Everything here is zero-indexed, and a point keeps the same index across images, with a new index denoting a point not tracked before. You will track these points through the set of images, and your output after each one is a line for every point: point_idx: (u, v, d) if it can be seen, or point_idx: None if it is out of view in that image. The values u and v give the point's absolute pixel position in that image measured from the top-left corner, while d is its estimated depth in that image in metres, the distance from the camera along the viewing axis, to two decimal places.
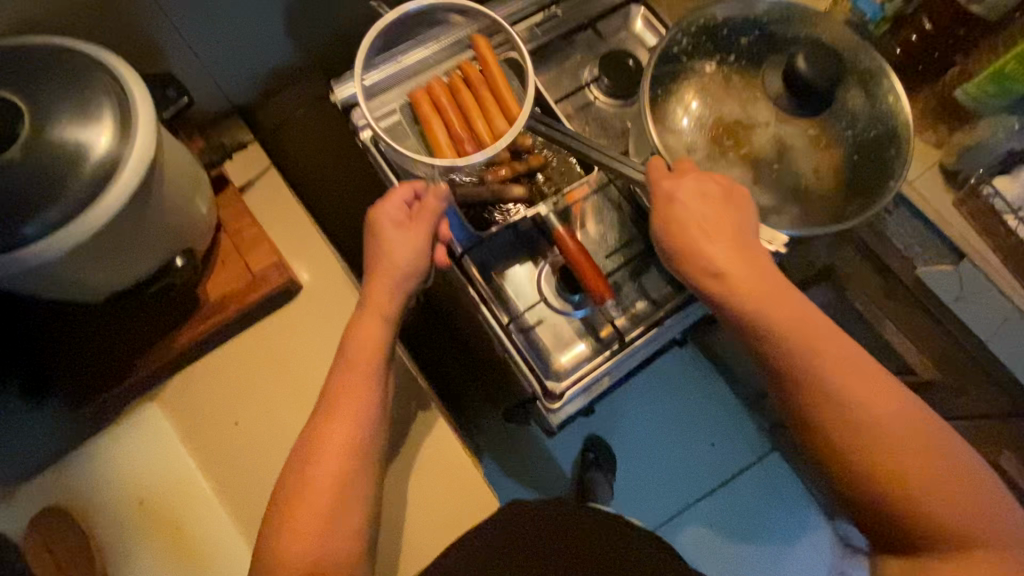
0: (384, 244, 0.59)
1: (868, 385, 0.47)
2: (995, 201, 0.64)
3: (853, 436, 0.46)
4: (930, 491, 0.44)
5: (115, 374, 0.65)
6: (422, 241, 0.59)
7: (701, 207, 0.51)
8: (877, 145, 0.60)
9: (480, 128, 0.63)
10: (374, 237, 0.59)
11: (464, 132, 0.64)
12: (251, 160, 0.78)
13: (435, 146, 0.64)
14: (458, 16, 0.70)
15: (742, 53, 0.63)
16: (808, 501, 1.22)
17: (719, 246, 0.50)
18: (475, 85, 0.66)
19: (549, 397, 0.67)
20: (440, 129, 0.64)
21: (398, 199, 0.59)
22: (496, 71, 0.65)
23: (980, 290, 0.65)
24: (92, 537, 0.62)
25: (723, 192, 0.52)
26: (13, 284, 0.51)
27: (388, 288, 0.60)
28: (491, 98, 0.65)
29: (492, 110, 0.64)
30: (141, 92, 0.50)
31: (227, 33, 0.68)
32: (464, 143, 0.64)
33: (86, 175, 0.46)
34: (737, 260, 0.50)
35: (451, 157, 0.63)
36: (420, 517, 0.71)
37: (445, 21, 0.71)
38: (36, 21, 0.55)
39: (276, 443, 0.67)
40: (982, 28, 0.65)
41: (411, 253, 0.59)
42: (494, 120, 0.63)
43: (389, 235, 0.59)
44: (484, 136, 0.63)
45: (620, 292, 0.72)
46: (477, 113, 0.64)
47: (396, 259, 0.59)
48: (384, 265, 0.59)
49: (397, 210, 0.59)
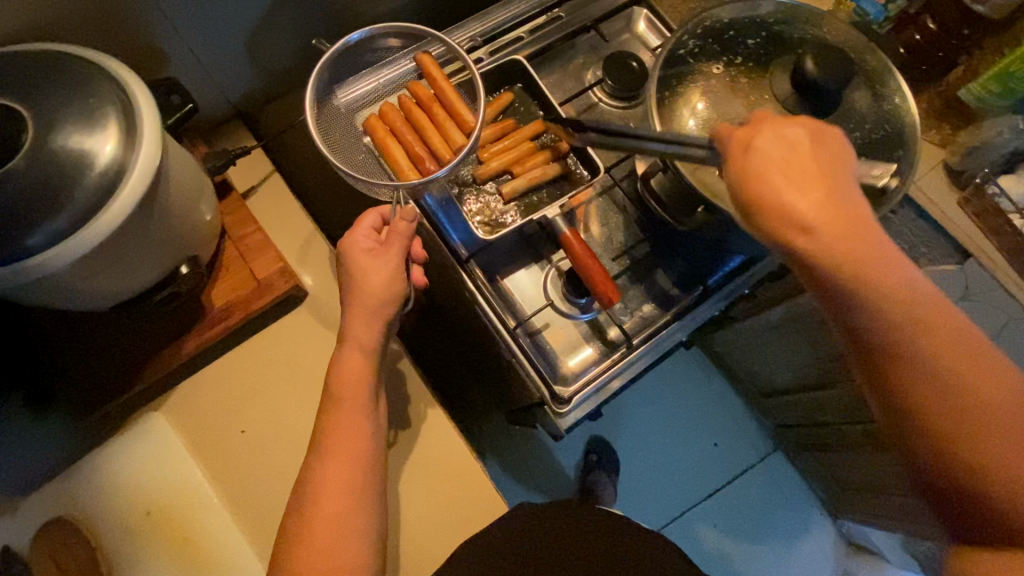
0: (357, 273, 0.56)
1: (980, 365, 0.41)
2: (1001, 200, 0.64)
3: (948, 415, 0.41)
4: (1017, 469, 0.40)
5: (119, 384, 0.64)
6: (398, 265, 0.56)
7: (781, 157, 0.42)
8: (885, 146, 0.60)
9: (439, 145, 0.63)
10: (347, 266, 0.56)
11: (425, 152, 0.64)
12: (253, 165, 0.77)
13: (398, 171, 0.63)
14: (396, 40, 0.69)
15: (750, 55, 0.62)
16: (810, 499, 1.23)
17: (813, 201, 0.41)
18: (426, 105, 0.65)
19: (557, 401, 0.67)
20: (401, 155, 0.64)
21: (366, 225, 0.57)
22: (445, 87, 0.64)
23: (985, 288, 0.66)
24: (99, 547, 0.61)
25: (808, 134, 0.44)
26: (17, 294, 0.51)
27: (365, 319, 0.56)
28: (444, 114, 0.64)
29: (448, 127, 0.63)
30: (147, 101, 0.49)
31: (229, 37, 0.67)
32: (427, 163, 0.63)
33: (90, 185, 0.46)
34: (844, 223, 0.41)
35: (416, 179, 0.63)
36: (428, 523, 0.70)
37: (385, 45, 0.69)
38: (35, 28, 0.54)
39: (288, 450, 0.67)
40: (986, 27, 0.65)
41: (388, 278, 0.56)
42: (452, 135, 0.63)
43: (360, 265, 0.56)
44: (442, 151, 0.62)
45: (627, 294, 0.72)
46: (433, 132, 0.64)
47: (371, 287, 0.55)
48: (358, 293, 0.56)
49: (367, 238, 0.57)
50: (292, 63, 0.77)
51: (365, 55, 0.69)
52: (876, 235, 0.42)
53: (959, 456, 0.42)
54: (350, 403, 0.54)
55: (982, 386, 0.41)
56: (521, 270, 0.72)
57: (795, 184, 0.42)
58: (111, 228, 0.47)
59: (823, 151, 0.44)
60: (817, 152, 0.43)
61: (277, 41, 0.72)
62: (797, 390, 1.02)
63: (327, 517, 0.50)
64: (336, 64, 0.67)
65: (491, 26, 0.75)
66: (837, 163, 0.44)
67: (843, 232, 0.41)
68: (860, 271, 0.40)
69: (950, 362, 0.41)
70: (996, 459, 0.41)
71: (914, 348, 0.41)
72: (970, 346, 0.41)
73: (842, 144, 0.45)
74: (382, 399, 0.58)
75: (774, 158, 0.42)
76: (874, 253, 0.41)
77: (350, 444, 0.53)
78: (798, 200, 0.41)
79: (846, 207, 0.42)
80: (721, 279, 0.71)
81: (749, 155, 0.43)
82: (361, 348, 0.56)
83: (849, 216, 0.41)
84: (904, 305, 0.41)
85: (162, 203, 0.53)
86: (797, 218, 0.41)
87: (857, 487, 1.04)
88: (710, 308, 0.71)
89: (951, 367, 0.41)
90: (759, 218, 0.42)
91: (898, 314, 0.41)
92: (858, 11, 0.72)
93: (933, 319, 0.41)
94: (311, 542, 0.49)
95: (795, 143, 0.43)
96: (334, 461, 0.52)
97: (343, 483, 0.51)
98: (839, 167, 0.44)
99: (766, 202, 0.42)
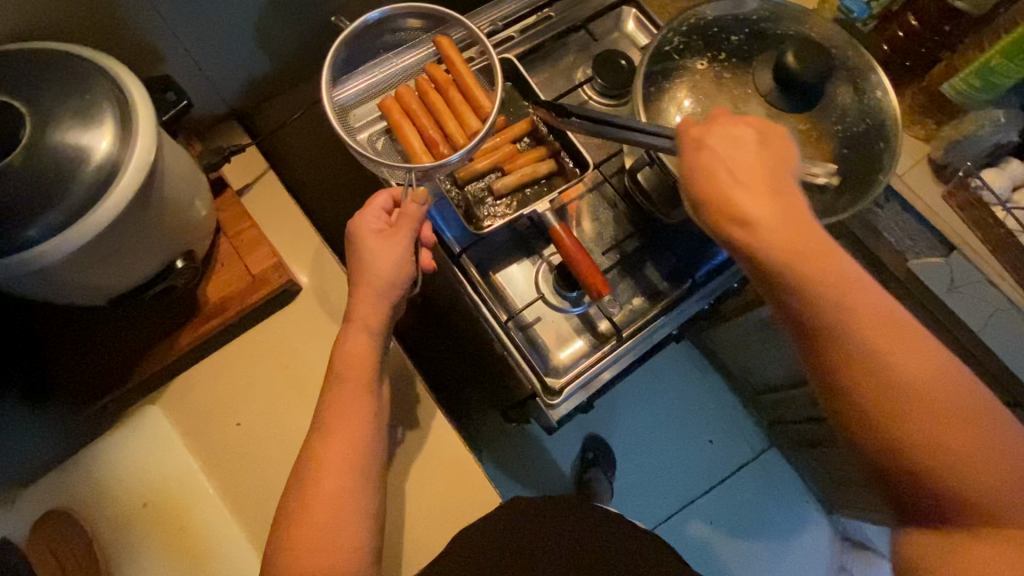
0: (365, 254, 0.57)
1: (924, 358, 0.41)
2: (983, 193, 0.65)
3: (898, 412, 0.40)
4: (967, 464, 0.40)
5: (117, 377, 0.65)
6: (407, 249, 0.57)
7: (727, 154, 0.45)
8: (867, 139, 0.61)
9: (453, 128, 0.64)
10: (354, 250, 0.58)
11: (438, 135, 0.65)
12: (248, 163, 0.78)
13: (411, 152, 0.64)
14: (415, 20, 0.70)
15: (733, 51, 0.64)
16: (804, 496, 1.23)
17: (768, 210, 0.43)
18: (443, 88, 0.67)
19: (548, 392, 0.68)
20: (414, 136, 0.65)
21: (378, 206, 0.59)
22: (462, 71, 0.65)
23: (970, 281, 0.67)
24: (96, 539, 0.62)
25: (758, 133, 0.47)
26: (14, 287, 0.51)
27: (372, 301, 0.57)
28: (460, 98, 0.66)
29: (463, 110, 0.65)
30: (143, 97, 0.51)
31: (224, 37, 0.68)
32: (439, 146, 0.64)
33: (87, 178, 0.47)
34: (785, 218, 0.43)
35: (428, 161, 0.64)
36: (422, 517, 0.71)
37: (404, 25, 0.70)
38: (33, 27, 0.55)
39: (283, 444, 0.67)
40: (966, 24, 0.66)
41: (395, 260, 0.57)
42: (466, 119, 0.65)
43: (368, 247, 0.57)
44: (456, 136, 0.64)
45: (617, 288, 0.73)
46: (448, 114, 0.65)
47: (379, 269, 0.56)
48: (365, 277, 0.57)
49: (376, 220, 0.58)
50: (287, 63, 0.78)
51: (384, 37, 0.70)
52: (816, 230, 0.44)
53: (909, 453, 0.41)
54: (345, 392, 0.55)
55: (928, 379, 0.40)
56: (514, 265, 0.73)
57: (739, 180, 0.44)
58: (108, 220, 0.48)
59: (770, 149, 0.47)
60: (764, 150, 0.46)
61: (271, 41, 0.73)
62: (790, 386, 1.03)
63: (321, 505, 0.51)
64: (355, 44, 0.68)
65: (483, 25, 0.76)
66: (783, 161, 0.46)
67: (783, 227, 0.43)
68: (801, 266, 0.42)
69: (892, 355, 0.41)
70: (947, 453, 0.40)
71: (856, 342, 0.41)
72: (911, 339, 0.41)
73: (790, 143, 0.48)
74: (383, 389, 0.59)
75: (720, 156, 0.45)
76: (814, 248, 0.43)
77: (349, 428, 0.54)
78: (740, 195, 0.44)
79: (788, 204, 0.44)
80: (708, 274, 0.72)
81: (698, 151, 0.46)
82: (365, 330, 0.57)
83: (789, 210, 0.44)
84: (844, 299, 0.41)
85: (158, 197, 0.54)
86: (738, 212, 0.43)
87: (849, 483, 1.05)
88: (697, 302, 0.72)
89: (894, 362, 0.41)
90: (706, 212, 0.45)
91: (838, 310, 0.41)
92: (843, 9, 0.73)
93: (870, 312, 0.41)
94: (304, 530, 0.50)
95: (742, 142, 0.46)
96: (329, 448, 0.53)
97: (339, 470, 0.52)
98: (784, 166, 0.46)
99: (712, 198, 0.45)
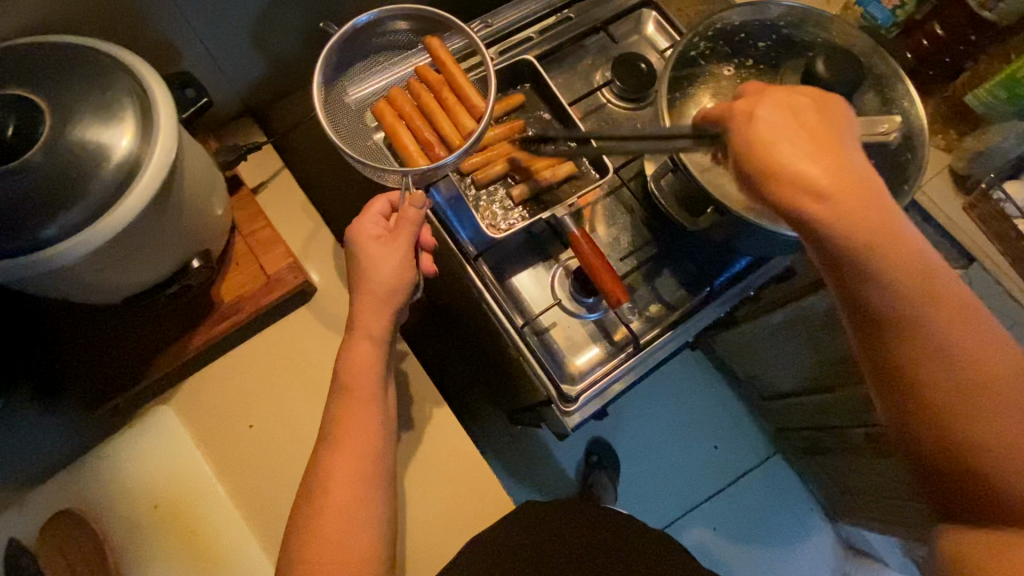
0: (368, 263, 0.56)
1: (979, 335, 0.42)
2: (1006, 206, 0.64)
3: (942, 385, 0.42)
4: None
5: (128, 376, 0.64)
6: (408, 255, 0.56)
7: (786, 124, 0.42)
8: (893, 149, 0.60)
9: (449, 131, 0.63)
10: (358, 256, 0.57)
11: (434, 137, 0.63)
12: (263, 161, 0.77)
13: (406, 157, 0.62)
14: (404, 22, 0.67)
15: (760, 57, 0.63)
16: (809, 502, 1.23)
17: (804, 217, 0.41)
18: (438, 92, 0.65)
19: (564, 399, 0.67)
20: (410, 141, 0.63)
21: (375, 212, 0.58)
22: (457, 74, 0.64)
23: (989, 293, 0.67)
24: (106, 540, 0.62)
25: (814, 102, 0.43)
26: (30, 286, 0.51)
27: (379, 309, 0.56)
28: (454, 100, 0.64)
29: (458, 112, 0.63)
30: (163, 95, 0.50)
31: (241, 32, 0.67)
32: (435, 149, 0.62)
33: (107, 177, 0.46)
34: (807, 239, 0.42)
35: (424, 164, 0.62)
36: (434, 520, 0.70)
37: (393, 27, 0.68)
38: (52, 21, 0.54)
39: (295, 448, 0.67)
40: (991, 34, 0.65)
41: (397, 267, 0.56)
42: (462, 120, 0.63)
43: (369, 253, 0.56)
44: (453, 137, 0.62)
45: (634, 294, 0.72)
46: (443, 118, 0.63)
47: (384, 279, 0.56)
48: (369, 285, 0.56)
49: (375, 226, 0.57)
50: (301, 59, 0.77)
51: (374, 39, 0.68)
52: (884, 200, 0.41)
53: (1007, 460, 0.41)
54: (361, 396, 0.55)
55: (979, 353, 0.41)
56: (528, 270, 0.73)
57: (803, 151, 0.41)
58: (122, 224, 0.47)
59: (825, 118, 0.43)
60: (823, 116, 0.43)
61: (288, 38, 0.72)
62: (800, 393, 1.01)
63: (338, 512, 0.50)
64: (345, 48, 0.66)
65: (501, 25, 0.76)
66: (842, 129, 0.43)
67: (855, 200, 0.40)
68: (878, 250, 0.40)
69: (952, 330, 0.41)
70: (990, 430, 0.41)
71: (913, 317, 0.42)
72: (968, 318, 0.42)
73: (848, 113, 0.44)
74: (394, 394, 0.59)
75: (782, 123, 0.41)
76: (881, 224, 0.40)
77: (359, 436, 0.53)
78: (808, 166, 0.40)
79: (857, 173, 0.41)
80: (726, 281, 0.71)
81: (751, 124, 0.42)
82: (376, 339, 0.56)
83: (858, 182, 0.40)
84: (916, 280, 0.41)
85: (174, 202, 0.53)
86: (808, 185, 0.40)
87: (858, 490, 1.04)
88: (716, 309, 0.71)
89: (948, 340, 0.41)
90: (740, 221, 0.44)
91: (909, 289, 0.41)
92: (867, 15, 0.72)
93: (935, 293, 0.41)
94: (320, 537, 0.49)
95: (793, 110, 0.42)
96: (342, 455, 0.52)
97: (352, 476, 0.51)
98: (844, 132, 0.43)
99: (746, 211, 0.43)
